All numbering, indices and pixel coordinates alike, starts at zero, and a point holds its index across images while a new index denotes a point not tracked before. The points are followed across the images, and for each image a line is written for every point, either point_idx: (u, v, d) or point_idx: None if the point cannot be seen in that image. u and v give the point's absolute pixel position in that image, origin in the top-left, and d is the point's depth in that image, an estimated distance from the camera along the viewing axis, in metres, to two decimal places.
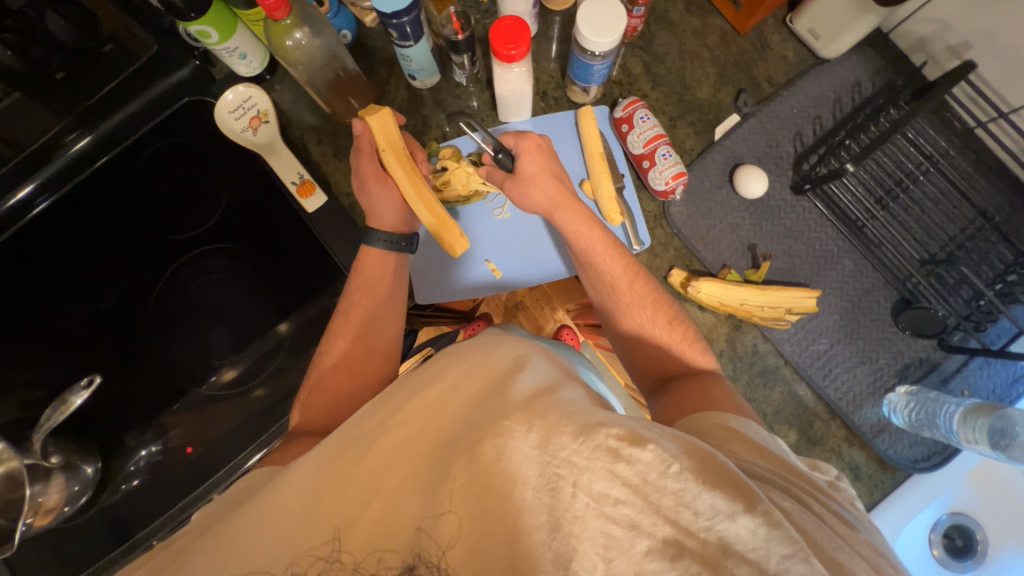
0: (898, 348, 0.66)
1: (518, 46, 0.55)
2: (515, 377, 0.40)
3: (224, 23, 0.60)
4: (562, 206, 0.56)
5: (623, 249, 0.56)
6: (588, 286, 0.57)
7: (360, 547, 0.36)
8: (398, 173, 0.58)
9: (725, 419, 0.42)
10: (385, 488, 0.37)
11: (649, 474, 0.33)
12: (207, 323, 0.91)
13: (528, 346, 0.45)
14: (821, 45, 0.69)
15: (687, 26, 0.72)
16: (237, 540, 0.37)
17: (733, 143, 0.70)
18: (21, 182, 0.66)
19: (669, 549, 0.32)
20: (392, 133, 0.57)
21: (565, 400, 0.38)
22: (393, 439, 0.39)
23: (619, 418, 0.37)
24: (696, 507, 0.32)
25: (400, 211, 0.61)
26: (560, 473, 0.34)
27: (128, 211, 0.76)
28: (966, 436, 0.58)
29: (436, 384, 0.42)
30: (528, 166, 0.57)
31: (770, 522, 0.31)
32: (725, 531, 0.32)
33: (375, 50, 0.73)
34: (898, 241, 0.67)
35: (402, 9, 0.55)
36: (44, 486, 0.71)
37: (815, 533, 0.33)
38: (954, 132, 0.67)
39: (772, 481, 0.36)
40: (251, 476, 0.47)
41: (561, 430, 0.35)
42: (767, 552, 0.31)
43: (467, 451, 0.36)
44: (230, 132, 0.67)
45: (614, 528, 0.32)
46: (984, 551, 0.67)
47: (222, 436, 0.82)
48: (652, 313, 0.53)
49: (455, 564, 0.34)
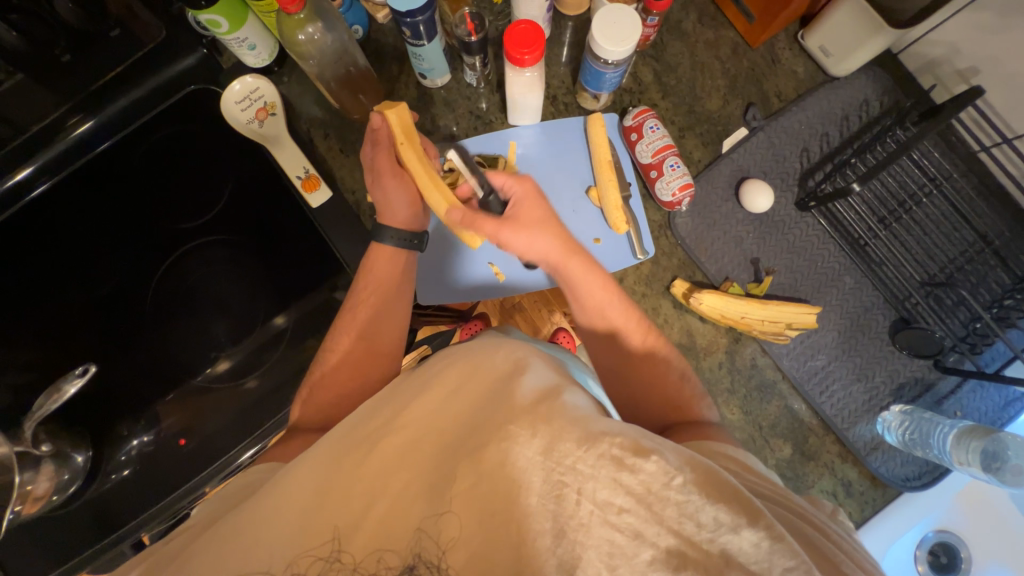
0: (894, 367, 0.66)
1: (531, 50, 0.55)
2: (519, 379, 0.40)
3: (233, 12, 0.59)
4: (563, 263, 0.54)
5: (636, 306, 0.55)
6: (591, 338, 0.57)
7: (360, 547, 0.35)
8: (413, 165, 0.58)
9: (726, 448, 0.43)
10: (388, 490, 0.37)
11: (654, 484, 0.33)
12: (205, 315, 0.90)
13: (531, 350, 0.46)
14: (832, 62, 0.69)
15: (699, 37, 0.72)
16: (232, 541, 0.37)
17: (740, 156, 0.70)
18: (21, 163, 0.66)
19: (673, 559, 0.32)
20: (411, 127, 0.58)
21: (568, 407, 0.37)
22: (396, 441, 0.39)
23: (622, 428, 0.37)
24: (699, 519, 0.32)
25: (413, 206, 0.61)
26: (565, 480, 0.34)
27: (131, 198, 0.75)
28: (959, 457, 0.59)
29: (439, 386, 0.42)
30: (525, 213, 0.55)
31: (773, 536, 0.32)
32: (727, 543, 0.32)
33: (385, 46, 0.73)
34: (899, 262, 0.67)
35: (416, 8, 0.55)
36: (33, 474, 0.71)
37: (820, 545, 0.34)
38: (958, 155, 0.68)
39: (771, 495, 0.38)
40: (248, 474, 0.47)
41: (565, 438, 0.35)
42: (769, 566, 0.31)
43: (472, 455, 0.36)
44: (236, 123, 0.66)
45: (618, 536, 0.32)
46: (966, 568, 0.69)
47: (217, 427, 0.81)
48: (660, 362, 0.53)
49: (456, 566, 0.34)
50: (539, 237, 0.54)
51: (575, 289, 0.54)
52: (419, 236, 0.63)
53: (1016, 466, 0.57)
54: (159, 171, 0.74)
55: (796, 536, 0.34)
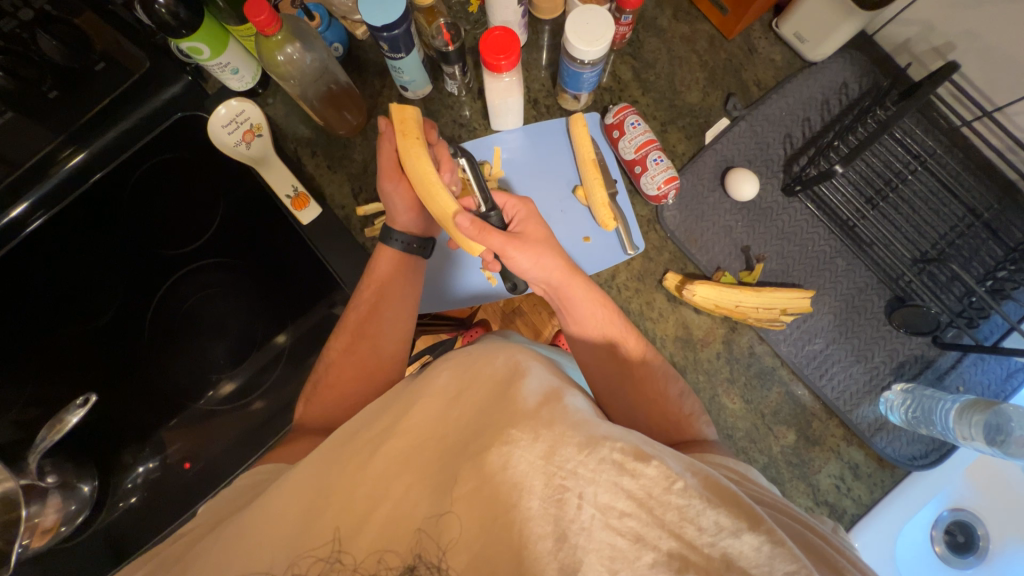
0: (892, 346, 0.66)
1: (507, 56, 0.56)
2: (519, 383, 0.40)
3: (215, 39, 0.60)
4: (566, 283, 0.54)
5: (638, 333, 0.56)
6: (589, 354, 0.56)
7: (361, 549, 0.36)
8: (406, 160, 0.55)
9: (727, 461, 0.45)
10: (390, 494, 0.37)
11: (654, 488, 0.33)
12: (207, 338, 0.91)
13: (530, 353, 0.46)
14: (807, 48, 0.70)
15: (676, 32, 0.73)
16: (234, 543, 0.37)
17: (724, 146, 0.70)
18: (15, 201, 0.66)
19: (675, 563, 0.32)
20: (411, 124, 0.55)
21: (570, 409, 0.38)
22: (396, 447, 0.39)
23: (623, 433, 0.37)
24: (700, 523, 0.32)
25: (411, 211, 0.62)
26: (565, 484, 0.34)
27: (126, 230, 0.76)
28: (962, 433, 0.58)
29: (439, 393, 0.42)
30: (531, 232, 0.55)
31: (774, 540, 0.32)
32: (728, 547, 0.32)
33: (366, 62, 0.74)
34: (889, 240, 0.67)
35: (393, 23, 0.56)
36: (40, 506, 0.74)
37: (818, 547, 0.35)
38: (941, 131, 0.68)
39: (769, 501, 0.38)
40: (250, 476, 0.47)
41: (567, 443, 0.35)
42: (770, 570, 0.31)
43: (473, 458, 0.36)
44: (223, 146, 0.67)
45: (619, 540, 0.32)
46: (985, 547, 0.68)
47: (222, 451, 0.82)
48: (661, 384, 0.53)
49: (457, 568, 0.34)
50: (544, 256, 0.54)
51: (572, 306, 0.55)
52: (423, 241, 0.63)
53: (1020, 437, 0.56)
54: (152, 198, 0.75)
55: (796, 541, 0.35)
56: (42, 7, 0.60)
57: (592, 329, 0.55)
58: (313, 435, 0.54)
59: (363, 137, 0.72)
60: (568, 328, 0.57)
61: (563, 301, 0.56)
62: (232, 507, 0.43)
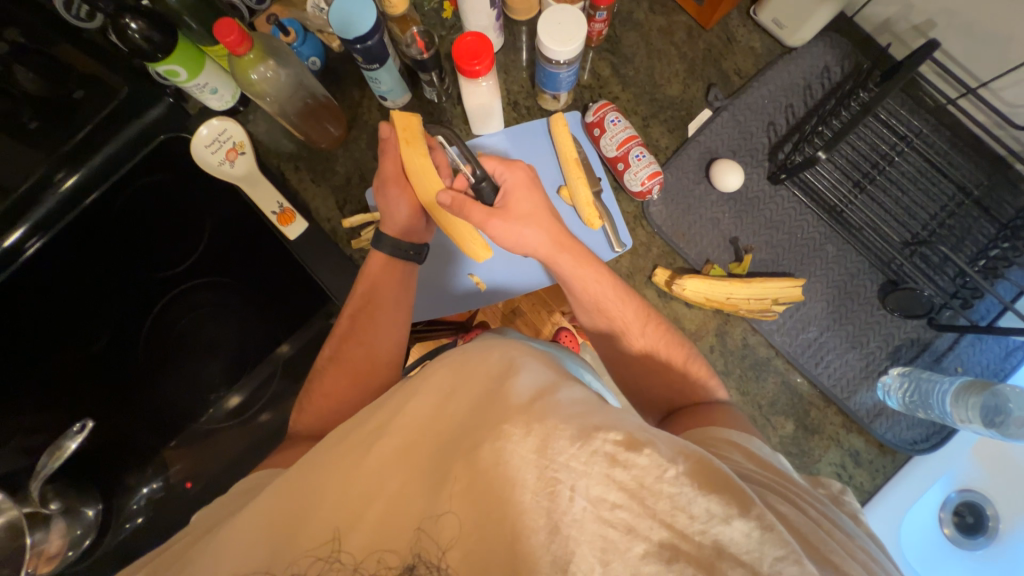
0: (888, 330, 0.65)
1: (481, 61, 0.56)
2: (512, 379, 0.39)
3: (189, 59, 0.60)
4: (580, 269, 0.56)
5: (633, 293, 0.57)
6: (599, 334, 0.59)
7: (360, 547, 0.35)
8: (412, 166, 0.60)
9: (728, 434, 0.45)
10: (385, 490, 0.37)
11: (646, 477, 0.33)
12: (206, 353, 0.90)
13: (525, 350, 0.44)
14: (786, 34, 0.69)
15: (653, 25, 0.73)
16: (222, 551, 0.37)
17: (707, 138, 0.70)
18: (11, 227, 0.67)
19: (666, 553, 0.32)
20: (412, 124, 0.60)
21: (564, 401, 0.37)
22: (391, 442, 0.39)
23: (618, 422, 0.37)
24: (691, 511, 0.33)
25: (415, 214, 0.63)
26: (557, 476, 0.34)
27: (121, 256, 0.77)
28: (959, 416, 0.58)
29: (433, 391, 0.41)
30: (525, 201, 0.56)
31: (764, 525, 0.32)
32: (719, 535, 0.32)
33: (345, 73, 0.74)
34: (878, 223, 0.67)
35: (365, 34, 0.56)
36: (44, 533, 0.76)
37: (810, 535, 0.34)
38: (926, 110, 0.67)
39: (773, 482, 0.39)
40: (245, 481, 0.48)
41: (559, 435, 0.35)
42: (761, 555, 0.31)
43: (467, 454, 0.36)
44: (207, 166, 0.68)
45: (611, 531, 0.33)
46: (996, 527, 0.67)
47: (225, 469, 0.83)
48: (665, 349, 0.55)
49: (455, 564, 0.34)
50: (537, 224, 0.55)
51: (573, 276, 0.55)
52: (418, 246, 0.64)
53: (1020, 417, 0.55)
54: (141, 219, 0.75)
55: (791, 528, 0.35)
56: (16, 40, 0.61)
57: (596, 298, 0.56)
58: (307, 446, 0.53)
59: (344, 148, 0.73)
60: (575, 298, 0.57)
61: (563, 266, 0.56)
62: (224, 513, 0.43)
